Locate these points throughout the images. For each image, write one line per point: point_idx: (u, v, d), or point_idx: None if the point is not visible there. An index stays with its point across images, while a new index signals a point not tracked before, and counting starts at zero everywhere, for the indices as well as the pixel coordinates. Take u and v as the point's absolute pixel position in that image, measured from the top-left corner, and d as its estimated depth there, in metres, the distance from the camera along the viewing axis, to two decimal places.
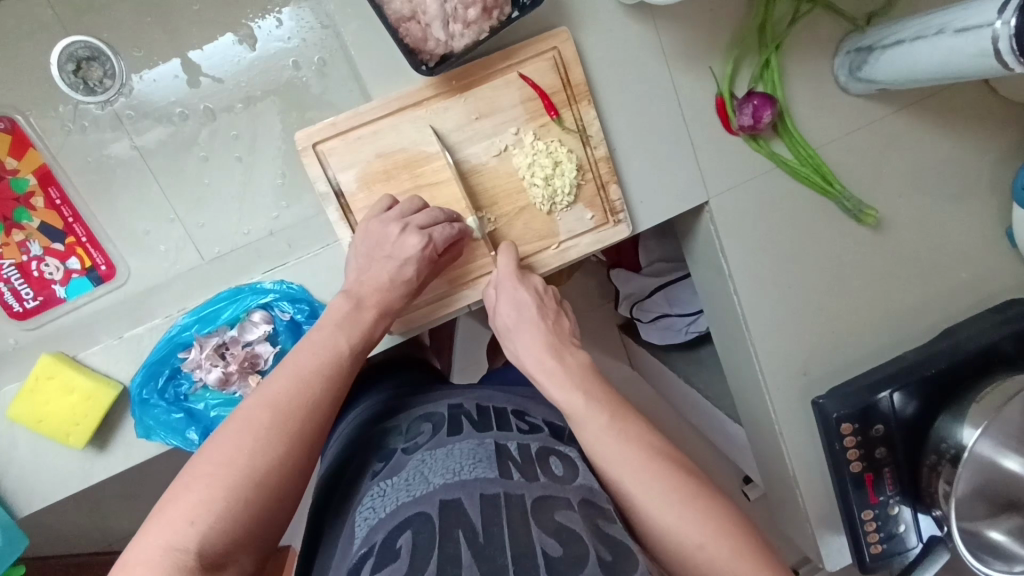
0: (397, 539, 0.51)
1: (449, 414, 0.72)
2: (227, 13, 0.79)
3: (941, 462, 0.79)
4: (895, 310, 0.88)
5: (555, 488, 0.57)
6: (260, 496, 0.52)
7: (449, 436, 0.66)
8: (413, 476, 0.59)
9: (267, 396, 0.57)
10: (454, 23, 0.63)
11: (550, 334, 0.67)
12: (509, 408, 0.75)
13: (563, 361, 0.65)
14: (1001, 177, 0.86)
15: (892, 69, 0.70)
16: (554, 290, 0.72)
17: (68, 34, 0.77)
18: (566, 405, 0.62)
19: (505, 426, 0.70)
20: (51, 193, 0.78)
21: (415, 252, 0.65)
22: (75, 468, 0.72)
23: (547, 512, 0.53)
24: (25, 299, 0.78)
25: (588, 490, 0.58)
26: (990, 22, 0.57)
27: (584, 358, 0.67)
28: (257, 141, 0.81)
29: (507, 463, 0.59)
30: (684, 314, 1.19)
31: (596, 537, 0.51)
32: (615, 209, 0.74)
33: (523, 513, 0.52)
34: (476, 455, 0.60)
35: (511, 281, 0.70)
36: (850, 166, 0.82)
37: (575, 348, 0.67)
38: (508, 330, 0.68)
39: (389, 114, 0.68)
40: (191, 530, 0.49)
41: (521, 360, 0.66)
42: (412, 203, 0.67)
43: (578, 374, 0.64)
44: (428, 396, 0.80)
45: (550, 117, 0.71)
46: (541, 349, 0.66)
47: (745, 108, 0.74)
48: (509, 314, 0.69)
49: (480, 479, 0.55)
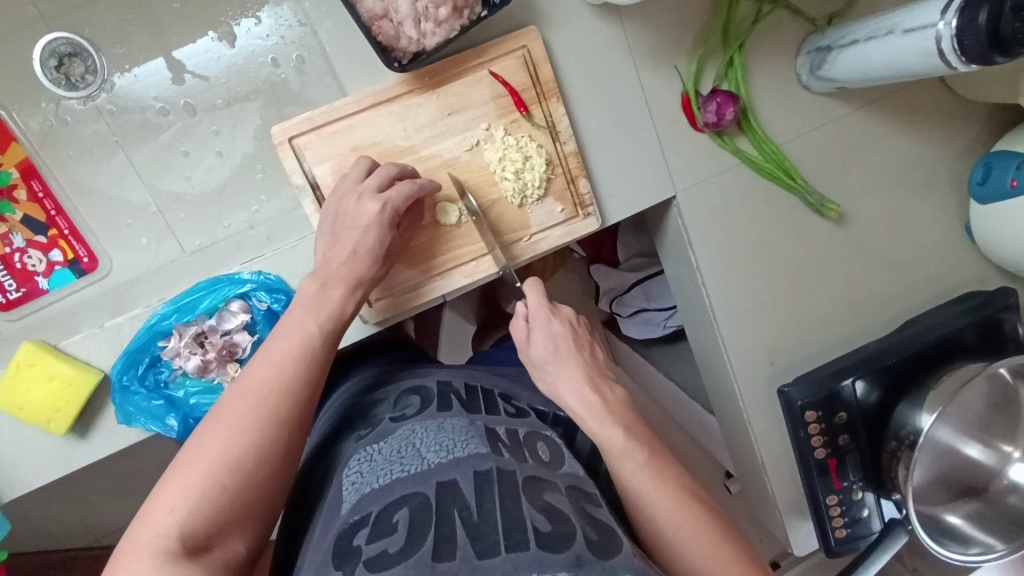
0: (393, 514, 0.53)
1: (438, 390, 0.74)
2: (207, 12, 0.81)
3: (900, 447, 0.83)
4: (859, 301, 0.91)
5: (542, 472, 0.60)
6: (236, 480, 0.54)
7: (439, 411, 0.68)
8: (404, 447, 0.61)
9: (243, 388, 0.59)
10: (425, 21, 0.66)
11: (588, 368, 0.69)
12: (496, 391, 0.78)
13: (603, 395, 0.67)
14: (959, 173, 0.90)
15: (848, 68, 0.73)
16: (586, 322, 0.74)
17: (50, 31, 0.78)
18: (604, 437, 0.64)
19: (494, 409, 0.72)
20: (34, 186, 0.79)
21: (373, 216, 0.66)
22: (57, 454, 0.73)
23: (536, 492, 0.56)
24: (8, 291, 0.79)
25: (575, 477, 0.62)
26: (933, 23, 0.60)
27: (621, 391, 0.69)
28: (238, 136, 0.83)
29: (498, 444, 0.62)
30: (662, 309, 1.22)
31: (584, 519, 0.54)
32: (584, 203, 0.77)
33: (514, 489, 0.55)
34: (468, 433, 0.63)
35: (546, 316, 0.70)
36: (813, 162, 0.85)
37: (612, 381, 0.70)
38: (544, 363, 0.69)
39: (363, 109, 0.70)
40: (170, 517, 0.51)
41: (560, 394, 0.68)
42: (362, 168, 0.69)
43: (616, 409, 0.66)
44: (416, 372, 0.82)
45: (520, 113, 0.73)
46: (581, 382, 0.67)
47: (709, 105, 0.76)
48: (545, 348, 0.69)
49: (474, 457, 0.58)
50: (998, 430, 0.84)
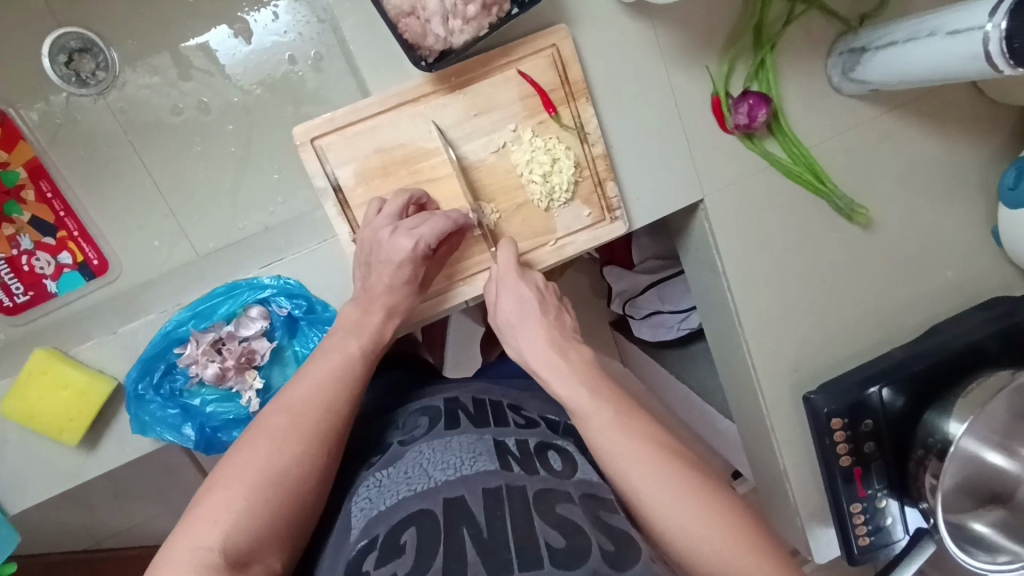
0: (400, 535, 0.51)
1: (446, 407, 0.72)
2: (222, 5, 0.79)
3: (928, 455, 0.81)
4: (883, 308, 0.90)
5: (554, 482, 0.58)
6: (279, 495, 0.53)
7: (447, 429, 0.66)
8: (414, 468, 0.59)
9: (285, 402, 0.58)
10: (454, 18, 0.63)
11: (554, 331, 0.66)
12: (505, 403, 0.76)
13: (568, 356, 0.65)
14: (987, 177, 0.89)
15: (885, 70, 0.71)
16: (554, 287, 0.71)
17: (60, 26, 0.76)
18: (570, 401, 0.61)
19: (503, 421, 0.70)
20: (42, 186, 0.76)
21: (407, 253, 0.64)
22: (68, 463, 0.70)
23: (548, 505, 0.53)
24: (15, 294, 0.76)
25: (588, 484, 0.59)
26: (982, 24, 0.58)
27: (588, 353, 0.66)
28: (254, 135, 0.81)
29: (507, 457, 0.60)
30: (677, 312, 1.20)
31: (597, 527, 0.52)
32: (611, 206, 0.75)
33: (525, 505, 0.53)
34: (476, 450, 0.61)
35: (513, 276, 0.69)
36: (842, 165, 0.84)
37: (580, 343, 0.67)
38: (510, 327, 0.67)
39: (388, 109, 0.68)
40: (214, 530, 0.49)
41: (524, 356, 0.66)
42: (397, 203, 0.66)
43: (582, 368, 0.64)
44: (424, 390, 0.80)
45: (548, 114, 0.71)
46: (545, 343, 0.65)
47: (741, 107, 0.75)
48: (511, 310, 0.68)
49: (482, 472, 0.56)
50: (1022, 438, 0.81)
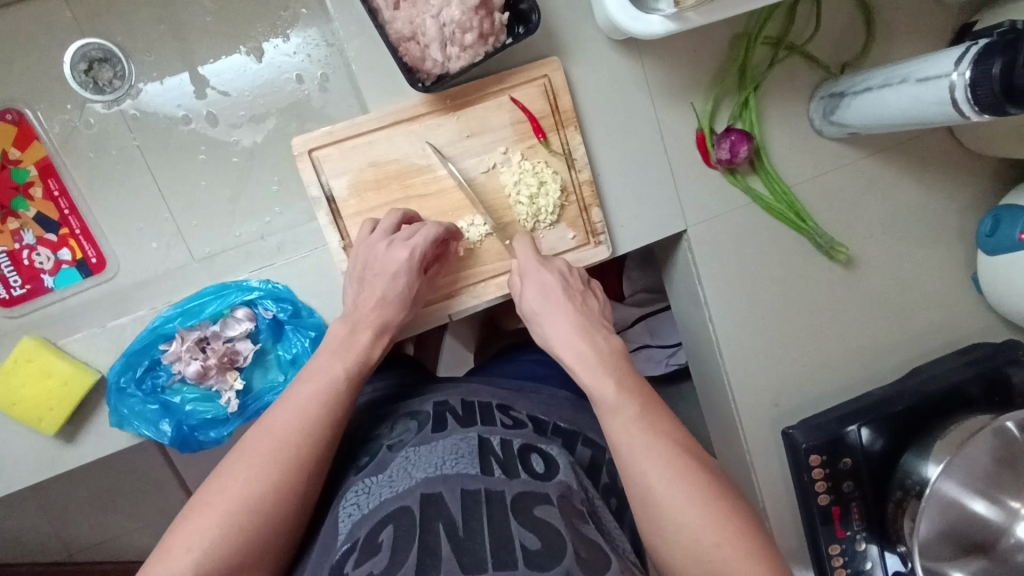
0: (379, 534, 0.53)
1: (434, 411, 0.72)
2: (237, 26, 0.83)
3: (907, 497, 0.82)
4: (864, 348, 0.91)
5: (535, 485, 0.58)
6: (252, 523, 0.56)
7: (434, 432, 0.67)
8: (398, 472, 0.60)
9: (267, 427, 0.60)
10: (451, 45, 0.67)
11: (582, 315, 0.67)
12: (494, 402, 0.76)
13: (597, 344, 0.65)
14: (966, 225, 0.91)
15: (860, 114, 0.75)
16: (581, 272, 0.72)
17: (84, 37, 0.80)
18: (595, 391, 0.62)
19: (490, 421, 0.71)
20: (50, 184, 0.80)
21: (403, 263, 0.66)
22: (45, 454, 0.70)
23: (526, 509, 0.54)
24: (13, 287, 0.79)
25: (567, 487, 0.60)
26: (948, 73, 0.62)
27: (617, 341, 0.66)
28: (257, 147, 0.84)
29: (489, 459, 0.60)
30: (665, 346, 1.23)
31: (572, 531, 0.53)
32: (596, 231, 0.77)
33: (502, 508, 0.54)
34: (459, 451, 0.61)
35: (535, 266, 0.70)
36: (822, 206, 0.86)
37: (608, 331, 0.68)
38: (536, 315, 0.69)
39: (385, 126, 0.71)
40: (186, 557, 0.53)
41: (552, 344, 0.67)
42: (392, 219, 0.69)
43: (608, 356, 0.64)
44: (417, 390, 0.80)
45: (537, 139, 0.74)
46: (572, 330, 0.66)
47: (724, 142, 0.77)
48: (536, 300, 0.69)
49: (462, 474, 0.57)
50: (1007, 486, 0.80)
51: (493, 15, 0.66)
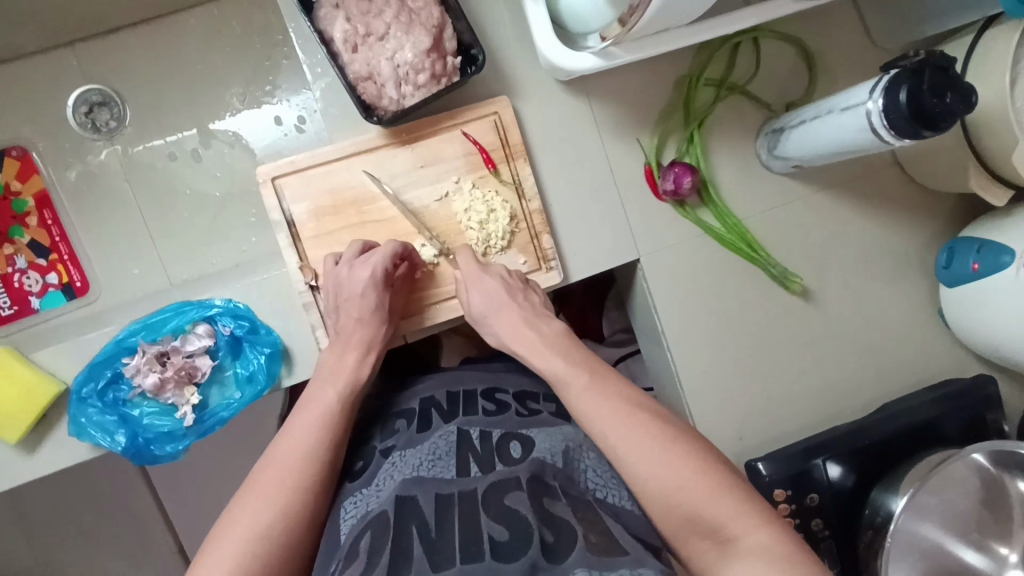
0: (360, 540, 0.54)
1: (420, 408, 0.74)
2: (225, 74, 0.90)
3: (876, 536, 0.78)
4: (829, 381, 0.90)
5: (506, 471, 0.58)
6: (261, 560, 0.56)
7: (421, 433, 0.69)
8: (384, 479, 0.62)
9: (268, 461, 0.62)
10: (405, 84, 0.74)
11: (525, 310, 0.73)
12: (480, 389, 0.77)
13: (540, 332, 0.71)
14: (925, 258, 0.92)
15: (798, 146, 0.78)
16: (518, 271, 0.77)
17: (87, 83, 0.88)
18: (550, 371, 0.68)
19: (473, 410, 0.72)
20: (45, 214, 0.86)
21: (367, 284, 0.70)
22: (4, 465, 0.73)
23: (498, 497, 0.55)
24: (1, 308, 0.85)
25: (539, 464, 0.59)
26: (864, 101, 0.65)
27: (560, 326, 0.73)
28: (237, 182, 0.90)
29: (465, 458, 0.62)
30: (646, 391, 1.25)
31: (541, 518, 0.52)
32: (547, 256, 0.80)
33: (474, 504, 0.54)
34: (437, 452, 0.63)
35: (477, 275, 0.74)
36: (775, 238, 0.88)
37: (550, 319, 0.74)
38: (484, 318, 0.73)
39: (344, 156, 0.76)
40: None
41: (504, 341, 0.72)
42: (353, 248, 0.73)
43: (551, 342, 0.70)
44: (404, 381, 0.83)
45: (487, 169, 0.78)
46: (520, 326, 0.72)
47: (668, 174, 0.81)
48: (482, 304, 0.73)
49: (438, 479, 0.58)
50: (989, 530, 0.76)
51: (445, 58, 0.74)
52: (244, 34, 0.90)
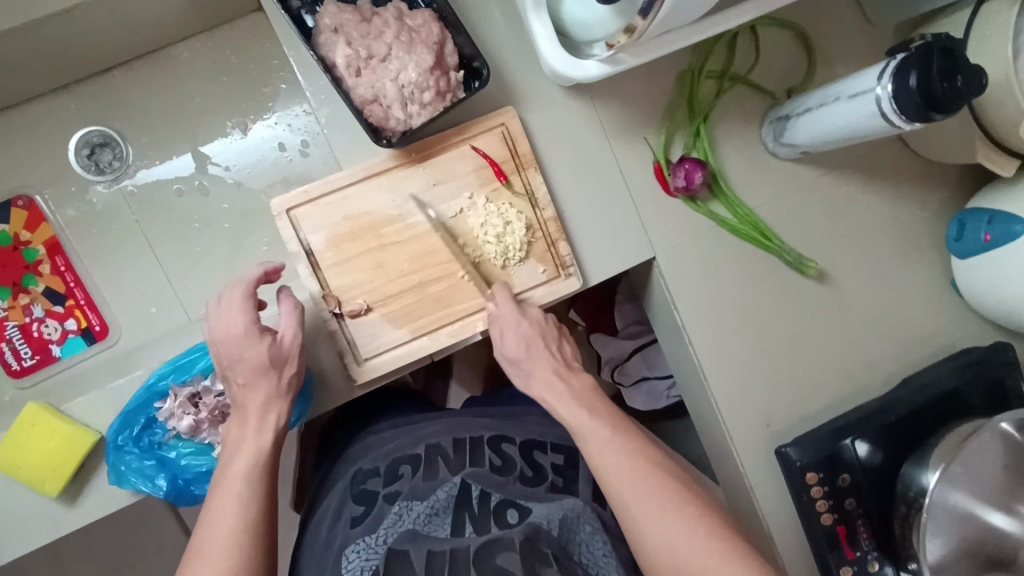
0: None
1: (426, 452, 0.82)
2: (224, 104, 0.90)
3: (911, 511, 0.80)
4: (849, 360, 0.92)
5: (501, 534, 0.72)
6: None
7: (426, 483, 0.79)
8: (386, 531, 0.74)
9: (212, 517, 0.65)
10: (411, 104, 0.73)
11: (558, 361, 0.75)
12: (487, 435, 0.85)
13: (571, 383, 0.74)
14: (935, 231, 0.93)
15: (806, 133, 0.78)
16: (553, 317, 0.78)
17: (87, 125, 0.88)
18: (573, 421, 0.71)
19: (479, 462, 0.81)
20: (57, 261, 0.86)
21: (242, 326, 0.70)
22: (49, 517, 0.73)
23: (489, 558, 0.70)
24: (23, 359, 0.84)
25: (532, 529, 0.73)
26: (873, 88, 0.66)
27: (588, 379, 0.76)
28: (247, 213, 0.91)
29: (462, 517, 0.74)
30: (663, 377, 1.27)
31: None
32: (565, 264, 0.80)
33: (467, 557, 0.70)
34: (437, 508, 0.75)
35: (514, 315, 0.75)
36: (787, 224, 0.89)
37: (579, 370, 0.77)
38: (519, 360, 0.74)
39: (356, 182, 0.76)
40: None
41: (535, 390, 0.74)
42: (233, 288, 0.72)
43: (582, 395, 0.73)
44: (407, 423, 0.88)
45: (500, 182, 0.78)
46: (553, 376, 0.74)
47: (678, 171, 0.81)
48: (517, 346, 0.74)
49: (433, 536, 0.72)
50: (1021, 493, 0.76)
51: (448, 74, 0.74)
52: (239, 62, 0.90)
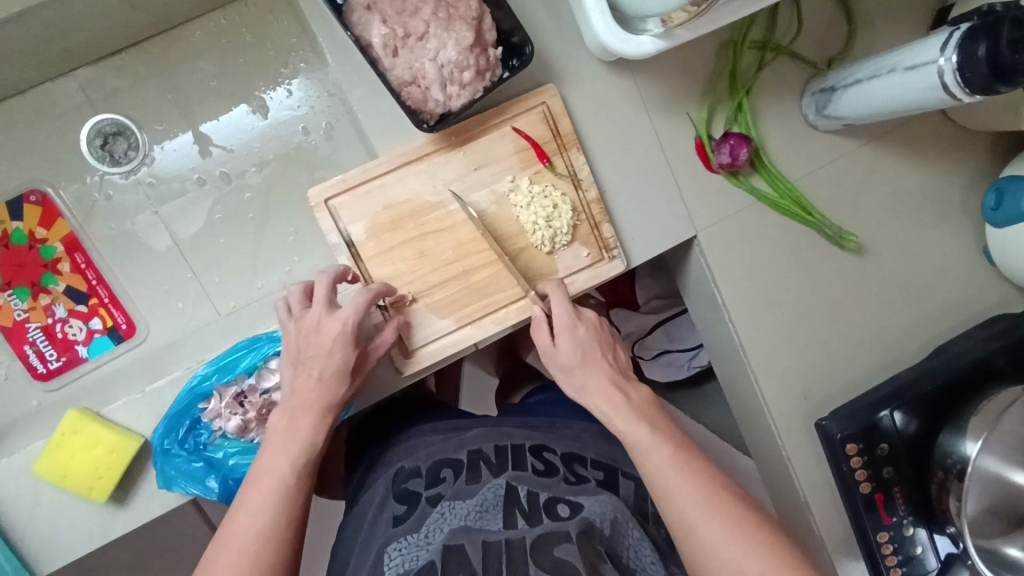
0: None
1: (469, 458, 0.79)
2: (241, 86, 0.86)
3: (949, 477, 0.81)
4: (885, 331, 0.92)
5: (555, 527, 0.67)
6: None
7: (469, 485, 0.75)
8: (431, 529, 0.69)
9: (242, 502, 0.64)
10: (451, 84, 0.69)
11: (614, 368, 0.72)
12: (528, 445, 0.82)
13: (629, 396, 0.71)
14: (970, 200, 0.92)
15: (854, 105, 0.76)
16: (606, 322, 0.76)
17: (97, 113, 0.84)
18: (629, 432, 0.68)
19: (522, 466, 0.78)
20: (77, 258, 0.83)
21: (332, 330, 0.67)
22: (95, 524, 0.71)
23: (546, 550, 0.64)
24: (49, 361, 0.81)
25: (587, 524, 0.68)
26: (935, 59, 0.64)
27: (646, 391, 0.73)
28: (271, 200, 0.87)
29: (514, 511, 0.70)
30: (685, 350, 1.26)
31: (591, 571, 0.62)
32: (609, 246, 0.79)
33: (524, 553, 0.64)
34: (485, 504, 0.70)
35: (569, 318, 0.72)
36: (826, 196, 0.88)
37: (636, 382, 0.73)
38: (573, 369, 0.71)
39: (394, 168, 0.73)
40: None
41: (591, 401, 0.71)
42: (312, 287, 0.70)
43: (640, 408, 0.70)
44: (451, 427, 0.86)
45: (543, 164, 0.76)
46: (610, 386, 0.71)
47: (723, 147, 0.80)
48: (573, 353, 0.71)
49: (485, 528, 0.67)
50: None
51: (487, 51, 0.69)
52: (254, 40, 0.84)
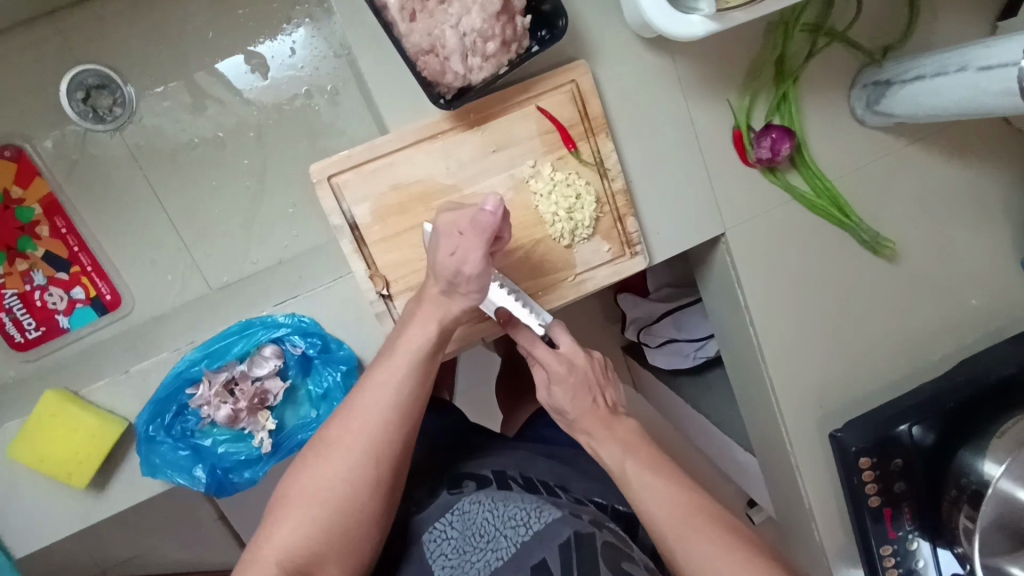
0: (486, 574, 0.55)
1: (495, 476, 0.73)
2: (238, 40, 0.79)
3: (962, 498, 0.77)
4: (909, 341, 0.88)
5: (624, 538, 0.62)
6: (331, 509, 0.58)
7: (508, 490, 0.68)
8: (482, 521, 0.61)
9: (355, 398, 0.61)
10: (473, 56, 0.62)
11: (601, 405, 0.69)
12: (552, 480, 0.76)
13: (615, 429, 0.68)
14: (1012, 206, 0.87)
15: (911, 102, 0.70)
16: (600, 356, 0.71)
17: (78, 62, 0.76)
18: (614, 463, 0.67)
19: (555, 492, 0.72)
20: (57, 222, 0.77)
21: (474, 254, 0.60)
22: (76, 506, 0.68)
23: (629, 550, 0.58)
24: (27, 330, 0.76)
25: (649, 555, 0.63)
26: (1015, 60, 0.57)
27: (634, 423, 0.70)
28: (268, 165, 0.80)
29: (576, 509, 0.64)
30: (693, 339, 1.17)
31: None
32: (631, 241, 0.73)
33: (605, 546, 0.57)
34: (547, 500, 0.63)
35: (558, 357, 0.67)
36: (866, 198, 0.82)
37: (624, 415, 0.70)
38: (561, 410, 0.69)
39: (406, 145, 0.67)
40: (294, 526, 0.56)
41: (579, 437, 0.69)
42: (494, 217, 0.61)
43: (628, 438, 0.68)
44: (461, 436, 0.85)
45: (567, 149, 0.70)
46: (595, 424, 0.68)
47: (764, 140, 0.73)
48: (561, 394, 0.68)
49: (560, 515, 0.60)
50: None
51: (515, 19, 0.62)
52: None
